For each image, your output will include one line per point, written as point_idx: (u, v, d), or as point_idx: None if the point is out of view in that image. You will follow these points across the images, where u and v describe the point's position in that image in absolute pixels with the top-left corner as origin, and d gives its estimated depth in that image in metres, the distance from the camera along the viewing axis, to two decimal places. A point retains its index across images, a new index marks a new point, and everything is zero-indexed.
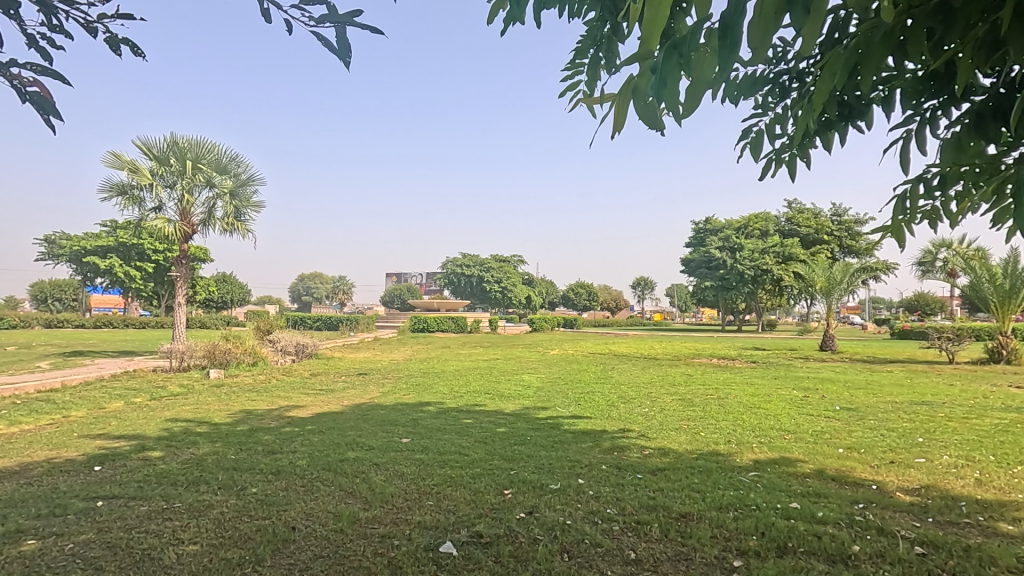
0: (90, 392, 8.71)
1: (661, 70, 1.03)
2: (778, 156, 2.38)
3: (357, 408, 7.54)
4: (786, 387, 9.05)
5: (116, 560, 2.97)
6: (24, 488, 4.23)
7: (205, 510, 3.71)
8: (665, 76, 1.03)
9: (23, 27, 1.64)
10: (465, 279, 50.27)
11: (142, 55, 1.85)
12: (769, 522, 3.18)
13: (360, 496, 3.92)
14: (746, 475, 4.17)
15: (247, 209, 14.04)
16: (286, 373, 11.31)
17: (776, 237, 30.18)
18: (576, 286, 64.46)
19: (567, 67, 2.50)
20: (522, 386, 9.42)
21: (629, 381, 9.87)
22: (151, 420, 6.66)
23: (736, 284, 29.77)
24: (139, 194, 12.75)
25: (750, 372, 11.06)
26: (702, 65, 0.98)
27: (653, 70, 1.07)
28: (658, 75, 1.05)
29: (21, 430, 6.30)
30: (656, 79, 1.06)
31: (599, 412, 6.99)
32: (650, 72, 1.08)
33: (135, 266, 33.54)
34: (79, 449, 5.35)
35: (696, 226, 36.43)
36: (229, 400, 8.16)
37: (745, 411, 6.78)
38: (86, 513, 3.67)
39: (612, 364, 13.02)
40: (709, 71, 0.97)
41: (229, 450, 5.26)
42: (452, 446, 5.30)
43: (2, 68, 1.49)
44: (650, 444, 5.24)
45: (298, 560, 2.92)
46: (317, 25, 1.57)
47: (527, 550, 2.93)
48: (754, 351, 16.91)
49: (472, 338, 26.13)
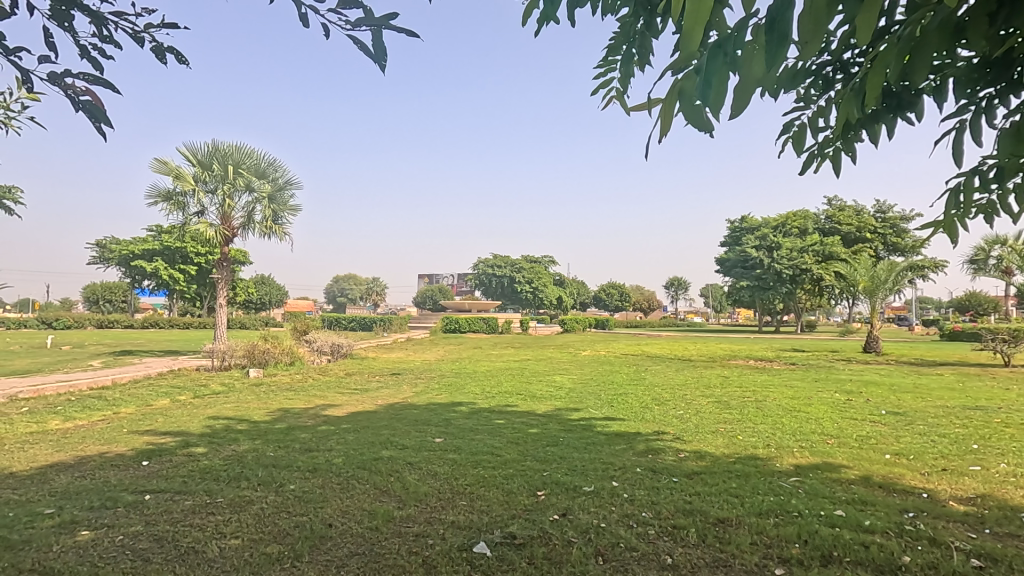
0: (137, 390, 9.05)
1: (706, 69, 1.01)
2: (821, 150, 2.29)
3: (392, 407, 7.65)
4: (829, 389, 8.74)
5: (163, 552, 3.08)
6: (78, 481, 4.44)
7: (245, 505, 3.81)
8: (711, 75, 1.01)
9: (77, 39, 1.72)
10: (496, 280, 50.43)
11: (186, 62, 1.92)
12: (812, 529, 3.07)
13: (394, 496, 3.95)
14: (787, 481, 4.04)
15: (285, 213, 14.40)
16: (322, 372, 11.52)
17: (816, 236, 29.27)
18: (609, 287, 63.88)
19: (602, 65, 2.45)
20: (554, 387, 9.39)
21: (663, 383, 9.72)
22: (194, 418, 6.89)
23: (774, 284, 28.97)
24: (182, 199, 13.26)
25: (789, 375, 10.71)
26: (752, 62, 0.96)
27: (697, 72, 1.06)
28: (703, 76, 1.02)
29: (76, 425, 6.63)
30: (702, 80, 1.04)
31: (632, 414, 6.90)
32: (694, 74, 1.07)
33: (178, 268, 35.00)
34: (128, 445, 5.59)
35: (732, 226, 35.72)
36: (268, 398, 8.39)
37: (785, 415, 6.58)
38: (135, 506, 3.83)
39: (645, 366, 12.79)
40: (758, 68, 0.94)
41: (268, 448, 5.40)
42: (484, 446, 5.32)
43: (58, 78, 1.57)
44: (685, 447, 5.13)
45: (334, 557, 2.96)
46: (355, 28, 1.58)
47: (561, 552, 2.91)
48: (795, 353, 16.41)
49: (503, 339, 26.21)
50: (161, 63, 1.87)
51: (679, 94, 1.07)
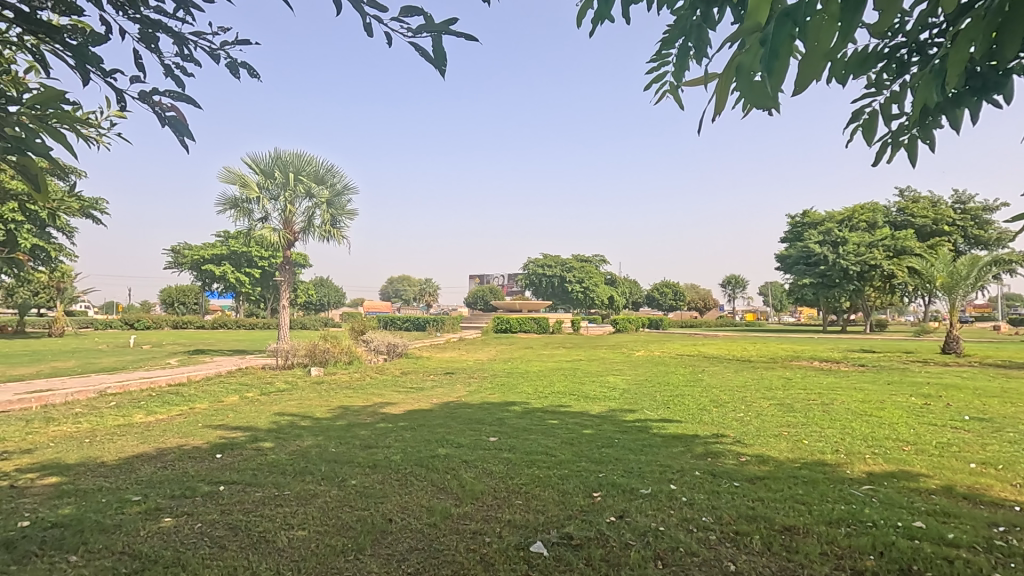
0: (210, 387, 9.60)
1: (771, 39, 0.95)
2: (895, 138, 2.16)
3: (446, 406, 7.78)
4: (904, 393, 8.21)
5: (237, 540, 3.26)
6: (160, 471, 4.76)
7: (311, 498, 3.97)
8: (777, 45, 0.94)
9: (162, 59, 1.84)
10: (547, 280, 50.33)
11: (258, 75, 2.03)
12: (888, 541, 2.89)
13: (451, 493, 4.01)
14: (859, 489, 3.83)
15: (343, 217, 14.90)
16: (379, 371, 11.86)
17: (886, 230, 27.59)
18: (662, 286, 62.52)
19: (655, 59, 2.40)
20: (608, 388, 9.28)
21: (721, 385, 9.42)
22: (262, 414, 7.24)
23: (840, 281, 27.52)
24: (248, 206, 13.97)
25: (859, 377, 10.15)
26: (821, 34, 0.90)
27: (762, 43, 0.98)
28: (768, 47, 0.96)
29: (157, 419, 7.12)
30: (766, 51, 0.96)
31: (689, 416, 6.73)
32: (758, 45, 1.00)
33: (244, 272, 36.91)
34: (203, 438, 5.95)
35: (793, 221, 34.19)
36: (329, 396, 8.72)
37: (855, 419, 6.24)
38: (211, 496, 4.07)
39: (702, 367, 12.44)
40: (827, 40, 0.89)
41: (330, 444, 5.61)
42: (538, 446, 5.32)
43: (147, 96, 1.69)
44: (746, 451, 4.95)
45: (395, 551, 3.04)
46: (416, 36, 1.62)
47: (619, 555, 2.87)
48: (865, 353, 15.52)
49: (555, 339, 26.17)
50: (236, 77, 1.98)
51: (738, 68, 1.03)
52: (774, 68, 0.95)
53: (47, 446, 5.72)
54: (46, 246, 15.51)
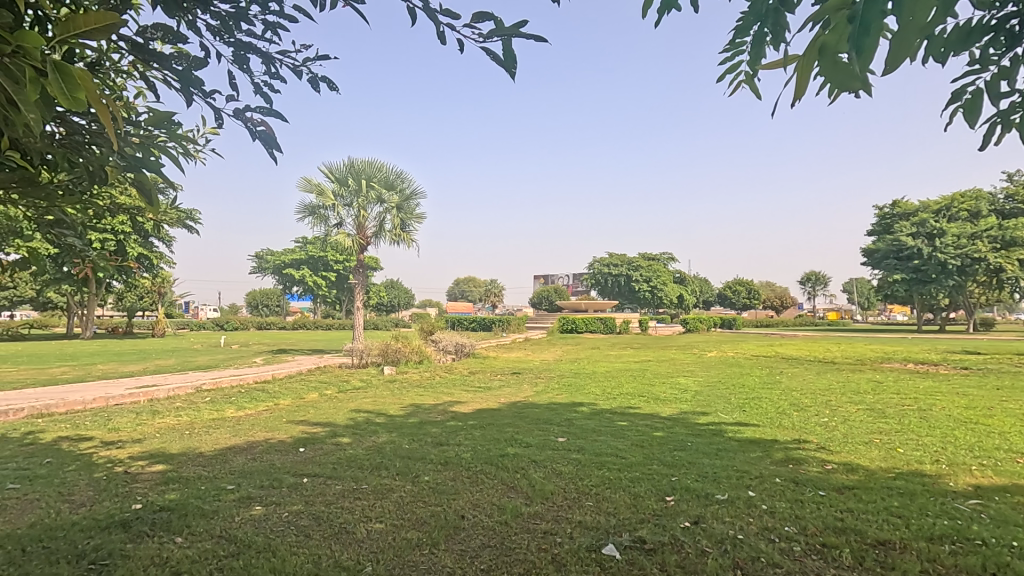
0: (292, 384, 10.19)
1: (861, 16, 0.87)
2: (1004, 117, 1.95)
3: (514, 406, 7.84)
4: (1017, 399, 7.42)
5: (321, 529, 3.44)
6: (251, 462, 5.12)
7: (387, 493, 4.13)
8: (867, 24, 0.87)
9: (253, 78, 1.98)
10: (613, 279, 49.57)
11: (336, 88, 2.15)
12: (1001, 562, 2.63)
13: (521, 492, 4.04)
14: (963, 503, 3.51)
15: (412, 221, 15.36)
16: (448, 370, 12.13)
17: (991, 220, 25.06)
18: (734, 284, 59.96)
19: (728, 49, 2.31)
20: (678, 389, 9.01)
21: (803, 388, 8.91)
22: (339, 411, 7.61)
23: (937, 277, 25.28)
24: (324, 212, 14.71)
25: (963, 381, 9.27)
26: (916, 10, 0.83)
27: (849, 21, 0.91)
28: (857, 23, 0.88)
29: (246, 413, 7.65)
30: (853, 29, 0.89)
31: (767, 420, 6.41)
32: (846, 24, 0.93)
33: (321, 275, 38.94)
34: (287, 433, 6.33)
35: (881, 212, 31.78)
36: (401, 394, 9.02)
37: (957, 427, 5.71)
38: (296, 487, 4.32)
39: (780, 368, 11.80)
40: (923, 13, 0.83)
41: (403, 440, 5.81)
42: (607, 448, 5.25)
43: (240, 113, 1.83)
44: (833, 458, 4.65)
45: (468, 547, 3.10)
46: (487, 40, 1.65)
47: (695, 562, 2.78)
48: (968, 356, 14.18)
49: (622, 339, 25.75)
50: (317, 91, 2.10)
51: (821, 50, 0.96)
52: (865, 49, 0.87)
53: (153, 437, 6.29)
54: (150, 255, 17.04)
